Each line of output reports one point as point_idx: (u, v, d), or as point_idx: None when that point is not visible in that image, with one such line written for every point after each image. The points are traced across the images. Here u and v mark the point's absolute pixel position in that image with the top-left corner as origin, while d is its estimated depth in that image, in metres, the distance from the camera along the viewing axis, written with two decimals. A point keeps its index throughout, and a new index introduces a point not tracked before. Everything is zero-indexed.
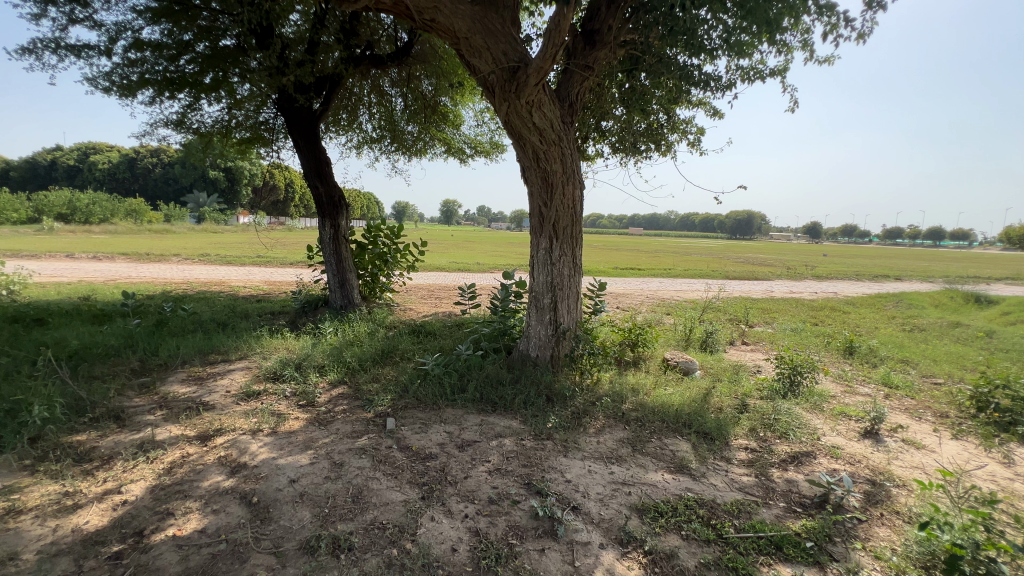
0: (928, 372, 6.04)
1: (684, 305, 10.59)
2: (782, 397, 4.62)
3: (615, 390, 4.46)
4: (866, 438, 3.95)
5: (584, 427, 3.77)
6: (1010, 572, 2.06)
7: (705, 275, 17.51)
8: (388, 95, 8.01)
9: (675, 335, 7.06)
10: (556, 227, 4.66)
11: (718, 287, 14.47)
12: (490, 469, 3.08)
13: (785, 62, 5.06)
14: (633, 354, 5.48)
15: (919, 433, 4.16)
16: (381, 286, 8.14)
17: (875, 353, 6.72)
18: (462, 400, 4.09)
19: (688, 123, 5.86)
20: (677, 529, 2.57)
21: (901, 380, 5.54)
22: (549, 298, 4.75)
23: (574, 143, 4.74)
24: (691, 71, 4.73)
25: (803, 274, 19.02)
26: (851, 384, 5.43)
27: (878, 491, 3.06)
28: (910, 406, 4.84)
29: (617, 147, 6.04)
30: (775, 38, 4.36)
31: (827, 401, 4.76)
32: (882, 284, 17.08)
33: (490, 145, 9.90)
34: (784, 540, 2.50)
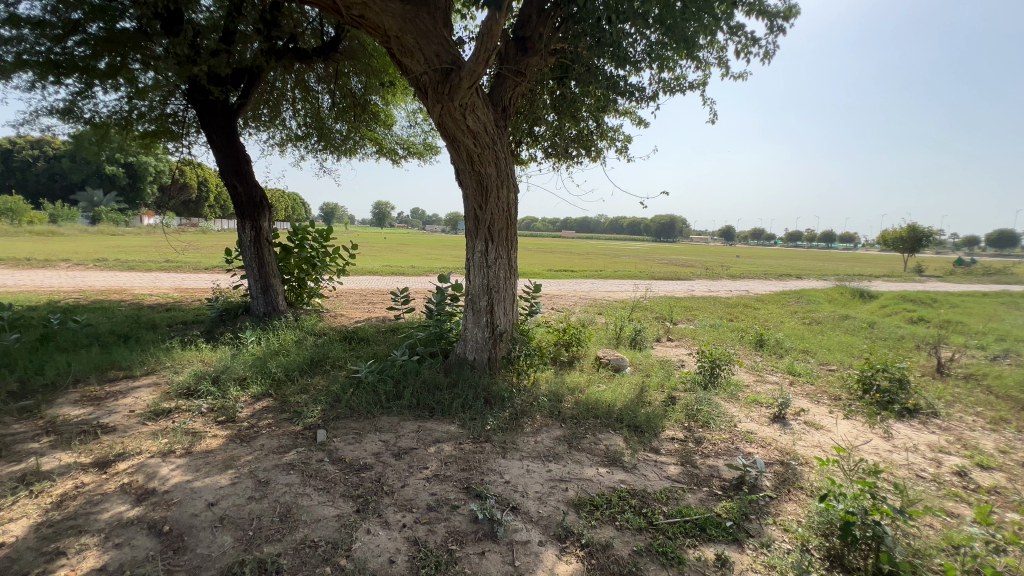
0: (824, 359, 6.77)
1: (614, 305, 11.07)
2: (704, 388, 4.97)
3: (552, 389, 4.56)
4: (776, 422, 4.35)
5: (522, 427, 3.82)
6: (892, 532, 2.35)
7: (633, 276, 18.45)
8: (314, 91, 7.64)
9: (607, 334, 7.36)
10: (491, 230, 4.68)
11: (645, 287, 15.30)
12: (429, 476, 3.02)
13: (702, 77, 5.43)
14: (568, 354, 5.63)
15: (819, 415, 4.64)
16: (308, 291, 7.75)
17: (783, 345, 7.41)
18: (398, 407, 3.98)
19: (615, 131, 6.13)
20: (611, 520, 2.68)
21: (802, 368, 6.17)
22: (485, 300, 4.75)
23: (508, 146, 4.78)
24: (618, 81, 4.96)
25: (719, 274, 20.63)
26: (761, 374, 5.96)
27: (787, 470, 3.37)
28: (810, 391, 5.40)
29: (549, 152, 6.22)
30: (693, 54, 4.66)
31: (741, 390, 5.19)
32: (785, 282, 18.92)
33: (424, 147, 9.77)
34: (708, 522, 2.67)
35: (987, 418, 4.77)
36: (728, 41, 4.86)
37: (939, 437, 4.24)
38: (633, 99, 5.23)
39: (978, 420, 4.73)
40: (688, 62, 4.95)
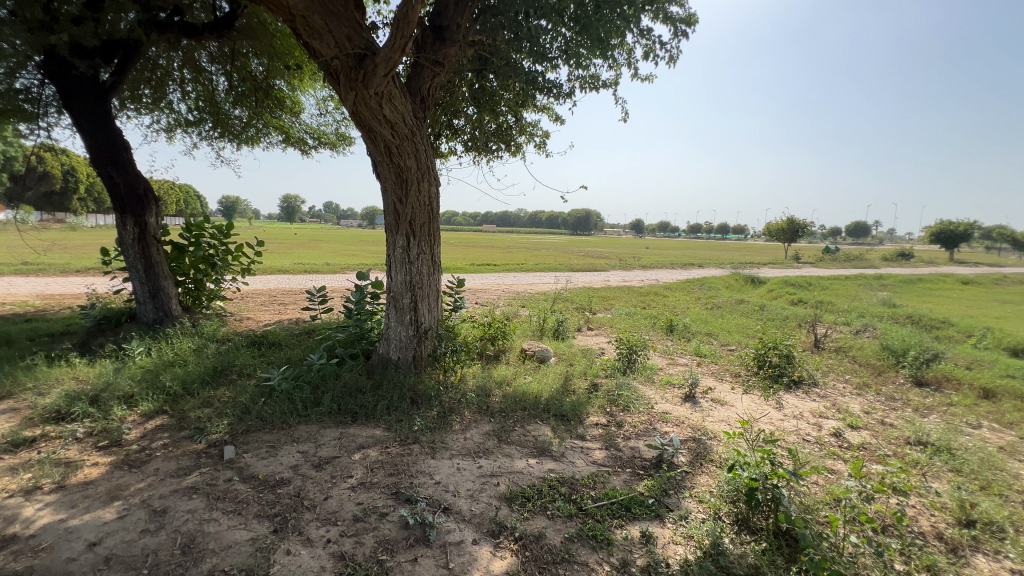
0: (725, 341, 7.47)
1: (537, 297, 11.33)
2: (623, 373, 5.26)
3: (480, 385, 4.56)
4: (687, 401, 4.72)
5: (451, 425, 3.77)
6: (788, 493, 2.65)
7: (554, 268, 19.01)
8: (207, 72, 6.88)
9: (531, 326, 7.52)
10: (412, 225, 4.54)
11: (565, 279, 15.84)
12: (354, 485, 2.88)
13: (615, 77, 5.68)
14: (494, 348, 5.66)
15: (723, 392, 5.11)
16: (207, 294, 7.03)
17: (690, 329, 8.04)
18: (317, 414, 3.74)
19: (534, 127, 6.23)
20: (543, 510, 2.74)
21: (707, 350, 6.75)
22: (409, 298, 4.62)
23: (427, 139, 4.66)
24: (536, 77, 5.03)
25: (632, 265, 21.94)
26: (672, 357, 6.43)
27: (699, 445, 3.67)
28: (714, 370, 5.93)
29: (469, 145, 6.17)
30: (606, 54, 4.85)
31: (656, 372, 5.56)
32: (690, 271, 20.58)
33: (337, 137, 9.24)
34: (632, 502, 2.83)
35: (854, 384, 5.56)
36: (637, 43, 5.12)
37: (818, 403, 4.86)
38: (550, 96, 5.34)
39: (847, 387, 5.49)
40: (602, 61, 5.14)
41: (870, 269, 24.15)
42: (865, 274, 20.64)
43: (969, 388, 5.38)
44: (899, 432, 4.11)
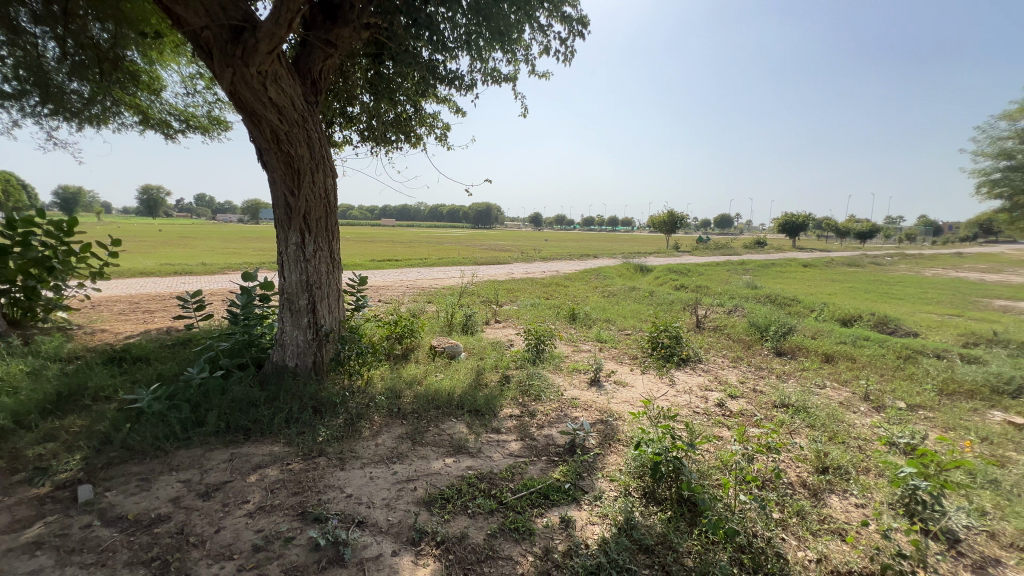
0: (622, 326, 8.03)
1: (443, 292, 11.19)
2: (533, 363, 5.40)
3: (389, 386, 4.37)
4: (593, 386, 4.99)
5: (360, 432, 3.57)
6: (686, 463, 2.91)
7: (458, 262, 18.93)
8: (29, 34, 5.66)
9: (439, 321, 7.40)
10: (307, 219, 4.18)
11: (470, 273, 15.87)
12: (252, 511, 2.59)
13: (514, 72, 5.73)
14: (402, 347, 5.46)
15: (624, 374, 5.49)
16: (45, 305, 5.87)
17: (591, 317, 8.51)
18: (201, 436, 3.31)
19: (435, 119, 6.08)
20: (464, 510, 2.71)
21: (607, 335, 7.20)
22: (305, 299, 4.26)
23: (320, 126, 4.32)
24: (436, 67, 4.90)
25: (534, 257, 22.64)
26: (577, 344, 6.76)
27: (607, 427, 3.89)
28: (615, 354, 6.35)
29: (366, 135, 5.85)
30: (505, 47, 4.87)
31: (563, 360, 5.80)
32: (587, 262, 21.80)
33: (209, 121, 8.20)
34: (550, 489, 2.91)
35: (730, 358, 6.30)
36: (535, 39, 5.21)
37: (703, 378, 5.43)
38: (452, 88, 5.24)
39: (725, 361, 6.21)
40: (502, 55, 5.16)
41: (734, 256, 27.58)
42: (731, 260, 23.54)
43: (815, 355, 6.40)
44: (767, 397, 4.75)
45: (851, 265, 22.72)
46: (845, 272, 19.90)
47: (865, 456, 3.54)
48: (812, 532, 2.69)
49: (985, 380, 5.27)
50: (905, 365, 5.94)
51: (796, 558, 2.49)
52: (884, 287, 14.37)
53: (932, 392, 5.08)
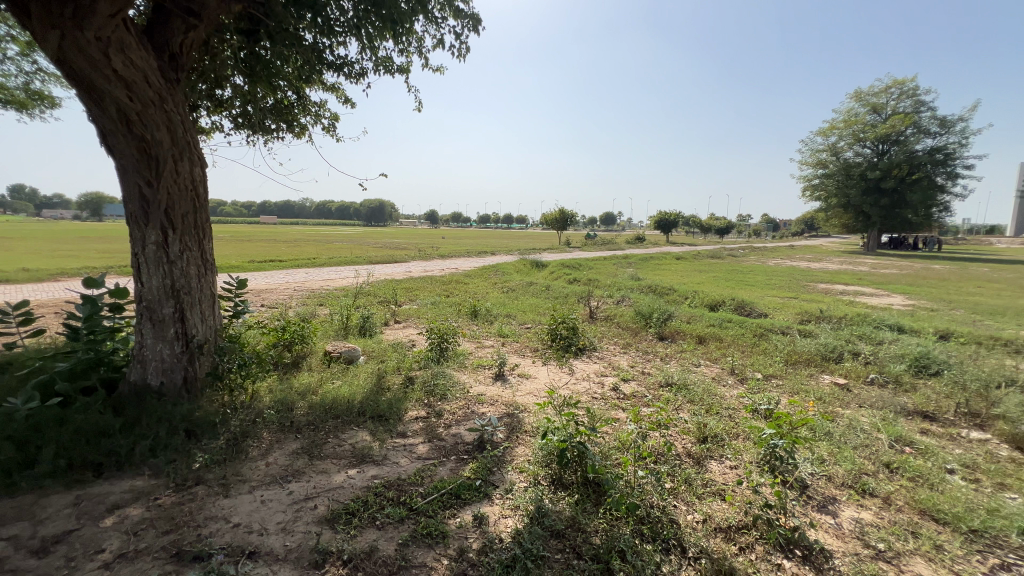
0: (522, 320, 8.25)
1: (336, 293, 10.52)
2: (437, 362, 5.30)
3: (279, 399, 3.99)
4: (498, 380, 5.05)
5: (246, 453, 3.21)
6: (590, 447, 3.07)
7: (352, 261, 17.95)
8: None
9: (334, 324, 6.94)
10: (169, 215, 3.63)
11: (366, 272, 15.14)
12: (109, 561, 2.19)
13: (407, 63, 5.54)
14: (292, 355, 5.02)
15: (526, 367, 5.64)
16: None
17: (492, 313, 8.61)
18: (32, 480, 2.71)
19: (322, 107, 5.67)
20: (371, 522, 2.57)
21: (509, 330, 7.34)
22: (171, 307, 3.70)
23: (182, 108, 3.78)
24: (322, 51, 4.55)
25: (431, 255, 22.30)
26: (480, 340, 6.79)
27: (514, 420, 3.97)
28: (517, 348, 6.50)
29: (240, 122, 5.24)
30: (397, 37, 4.68)
31: (467, 357, 5.79)
32: (485, 258, 22.06)
33: (26, 95, 6.73)
34: (461, 488, 2.89)
35: (621, 345, 6.81)
36: (428, 31, 5.09)
37: (599, 365, 5.80)
38: (342, 75, 4.93)
39: (617, 348, 6.69)
40: (393, 45, 4.95)
41: (619, 250, 29.87)
42: (617, 254, 25.45)
43: (691, 337, 7.18)
44: (655, 378, 5.21)
45: (714, 257, 25.91)
46: (709, 263, 22.65)
47: (735, 423, 4.06)
48: (697, 496, 3.01)
49: (817, 350, 6.36)
50: (759, 341, 6.93)
51: (686, 521, 2.77)
52: (739, 276, 16.63)
53: (780, 363, 6.00)
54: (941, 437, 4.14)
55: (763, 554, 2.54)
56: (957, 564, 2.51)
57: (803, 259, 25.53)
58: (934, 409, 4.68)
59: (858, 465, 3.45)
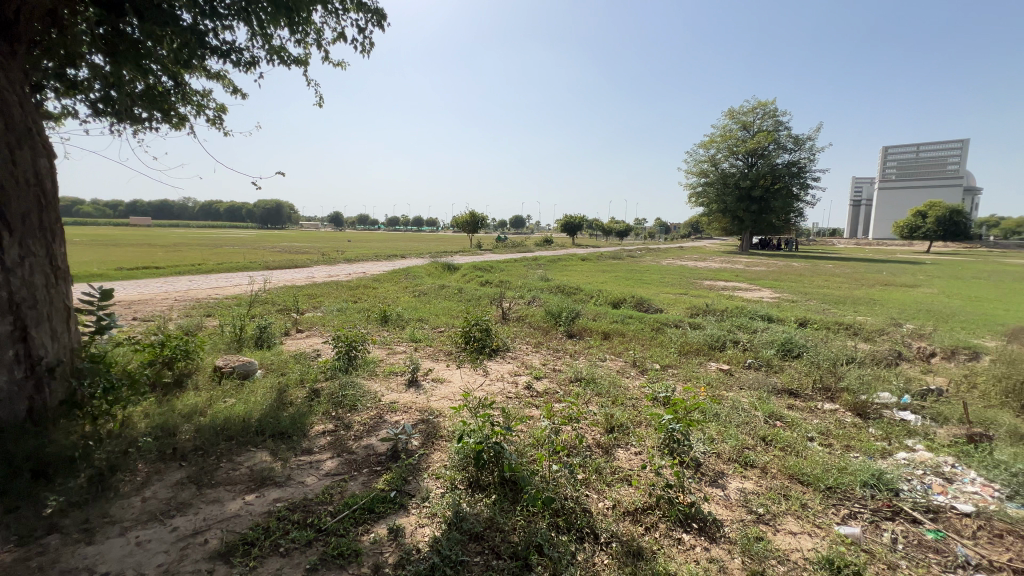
0: (435, 323, 8.14)
1: (226, 302, 9.55)
2: (345, 372, 5.02)
3: (157, 424, 3.51)
4: (411, 387, 4.93)
5: (116, 490, 2.78)
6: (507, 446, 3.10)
7: (244, 267, 16.40)
8: None
9: (224, 336, 6.29)
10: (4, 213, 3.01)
11: (261, 279, 13.92)
12: None
13: (305, 55, 5.19)
14: (173, 373, 4.45)
15: (441, 371, 5.57)
16: None
17: (403, 317, 8.37)
18: None
19: (206, 97, 5.11)
20: (274, 549, 2.36)
21: (421, 335, 7.20)
22: (9, 322, 3.07)
23: (17, 86, 3.18)
24: (204, 35, 4.10)
25: (336, 258, 21.14)
26: (391, 346, 6.58)
27: (429, 426, 3.90)
28: (430, 352, 6.40)
29: (102, 109, 4.54)
30: (293, 25, 4.36)
31: (378, 364, 5.57)
32: (394, 262, 21.39)
33: None
34: (375, 501, 2.76)
35: (533, 344, 6.99)
36: (328, 23, 4.81)
37: (513, 365, 5.90)
38: (232, 63, 4.49)
39: (529, 347, 6.87)
40: (289, 34, 4.61)
41: (528, 252, 30.66)
42: (526, 257, 26.09)
43: (597, 333, 7.59)
44: (565, 374, 5.43)
45: (615, 258, 27.67)
46: (611, 263, 24.13)
47: (639, 412, 4.37)
48: (607, 483, 3.19)
49: (705, 340, 7.07)
50: (657, 335, 7.52)
51: (598, 508, 2.92)
52: (637, 275, 17.93)
53: (675, 354, 6.57)
54: (802, 410, 4.82)
55: (665, 530, 2.76)
56: (818, 518, 2.93)
57: (690, 258, 28.22)
58: (797, 386, 5.43)
59: (741, 440, 3.89)
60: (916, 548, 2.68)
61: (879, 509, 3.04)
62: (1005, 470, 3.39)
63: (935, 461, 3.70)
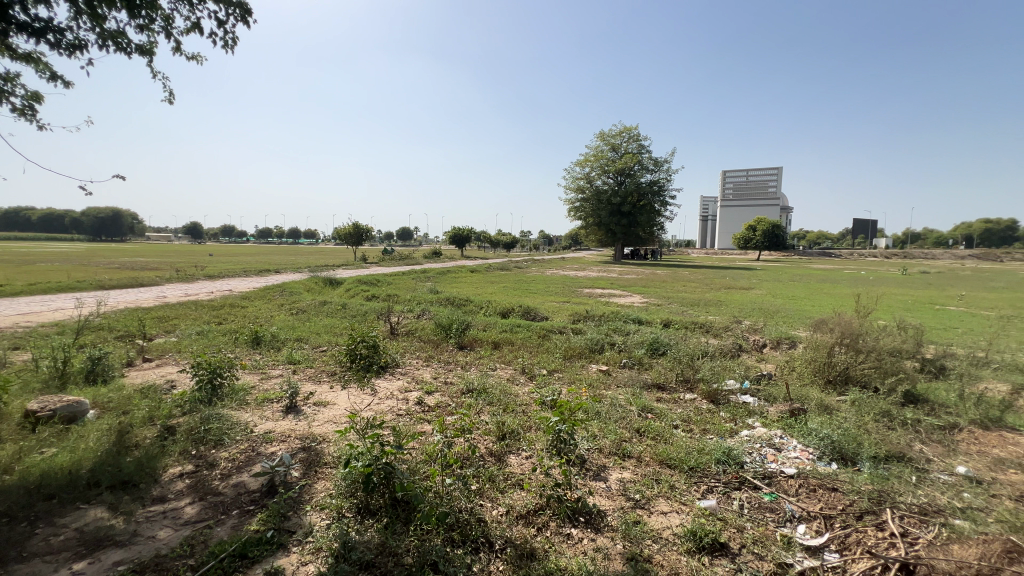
0: (316, 343, 7.57)
1: (42, 331, 7.82)
2: (208, 404, 4.36)
3: None
4: (290, 413, 4.51)
5: None
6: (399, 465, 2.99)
7: (67, 287, 13.58)
8: None
9: (40, 372, 5.14)
10: None
11: (93, 300, 11.67)
12: None
13: (150, 44, 4.54)
14: None
15: (324, 393, 5.19)
16: None
17: (279, 337, 7.65)
18: None
19: (11, 82, 4.19)
20: None
21: (300, 355, 6.64)
22: None
23: None
24: (7, 7, 3.37)
25: (194, 275, 18.59)
26: (265, 370, 5.96)
27: (311, 453, 3.61)
28: (311, 374, 5.93)
29: None
30: (134, 8, 3.80)
31: (249, 392, 5.00)
32: (267, 277, 19.45)
33: None
34: (247, 545, 2.47)
35: (423, 358, 6.86)
36: (180, 11, 4.28)
37: (403, 381, 5.72)
38: (49, 44, 3.75)
39: (419, 361, 6.73)
40: (128, 17, 4.00)
41: (416, 265, 30.12)
42: (414, 269, 25.53)
43: (488, 343, 7.71)
44: (457, 386, 5.41)
45: (503, 269, 28.46)
46: (499, 275, 24.69)
47: (528, 416, 4.52)
48: (501, 490, 3.25)
49: (586, 344, 7.59)
50: (544, 342, 7.88)
51: (493, 516, 2.95)
52: (524, 285, 18.64)
53: (560, 359, 6.94)
54: (668, 402, 5.41)
55: (555, 528, 2.89)
56: (684, 496, 3.30)
57: (572, 269, 30.11)
58: (663, 380, 6.09)
59: (619, 434, 4.23)
60: (757, 510, 3.16)
61: (730, 481, 3.53)
62: (816, 436, 4.16)
63: (768, 435, 4.41)
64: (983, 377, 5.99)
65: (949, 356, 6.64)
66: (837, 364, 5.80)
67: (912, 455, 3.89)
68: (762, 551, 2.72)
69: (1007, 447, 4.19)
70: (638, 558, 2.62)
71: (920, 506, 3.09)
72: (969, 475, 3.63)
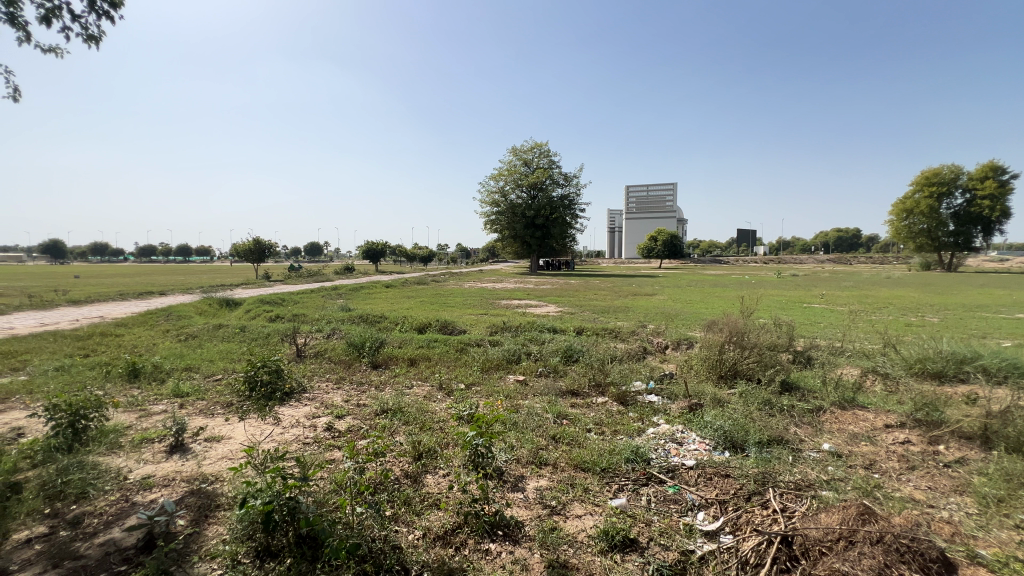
0: (208, 371, 6.82)
1: None
2: (69, 451, 3.72)
3: None
4: (175, 454, 4.01)
5: None
6: (303, 498, 2.75)
7: None
8: None
9: None
10: None
11: None
12: None
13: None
14: None
15: (217, 427, 4.68)
16: None
17: (162, 368, 6.78)
18: None
19: None
20: None
21: (189, 387, 5.95)
22: None
23: None
24: None
25: (54, 300, 16.02)
26: (144, 408, 5.24)
27: (201, 497, 3.24)
28: (203, 407, 5.33)
29: None
30: None
31: (124, 434, 4.37)
32: (149, 300, 17.34)
33: None
34: None
35: (334, 380, 6.48)
36: None
37: (310, 407, 5.34)
38: None
39: (329, 384, 6.33)
40: None
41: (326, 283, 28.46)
42: (326, 286, 24.11)
43: (404, 361, 7.47)
44: (370, 408, 5.16)
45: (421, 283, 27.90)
46: (414, 289, 24.07)
47: (445, 433, 4.44)
48: (416, 513, 3.14)
49: (504, 355, 7.66)
50: (461, 356, 7.81)
51: (409, 541, 2.85)
52: (441, 298, 18.52)
53: (478, 372, 6.93)
54: (582, 407, 5.60)
55: (473, 545, 2.85)
56: (597, 497, 3.44)
57: (490, 281, 30.51)
58: (577, 386, 6.31)
59: (535, 443, 4.30)
60: (663, 504, 3.36)
61: (638, 477, 3.73)
62: (711, 428, 4.57)
63: (671, 430, 4.76)
64: (839, 363, 7.00)
65: (814, 347, 7.66)
66: (726, 360, 6.41)
67: (788, 437, 4.40)
68: (668, 542, 2.91)
69: (859, 423, 4.91)
70: (555, 564, 2.67)
71: (795, 481, 3.51)
72: (832, 451, 4.19)
